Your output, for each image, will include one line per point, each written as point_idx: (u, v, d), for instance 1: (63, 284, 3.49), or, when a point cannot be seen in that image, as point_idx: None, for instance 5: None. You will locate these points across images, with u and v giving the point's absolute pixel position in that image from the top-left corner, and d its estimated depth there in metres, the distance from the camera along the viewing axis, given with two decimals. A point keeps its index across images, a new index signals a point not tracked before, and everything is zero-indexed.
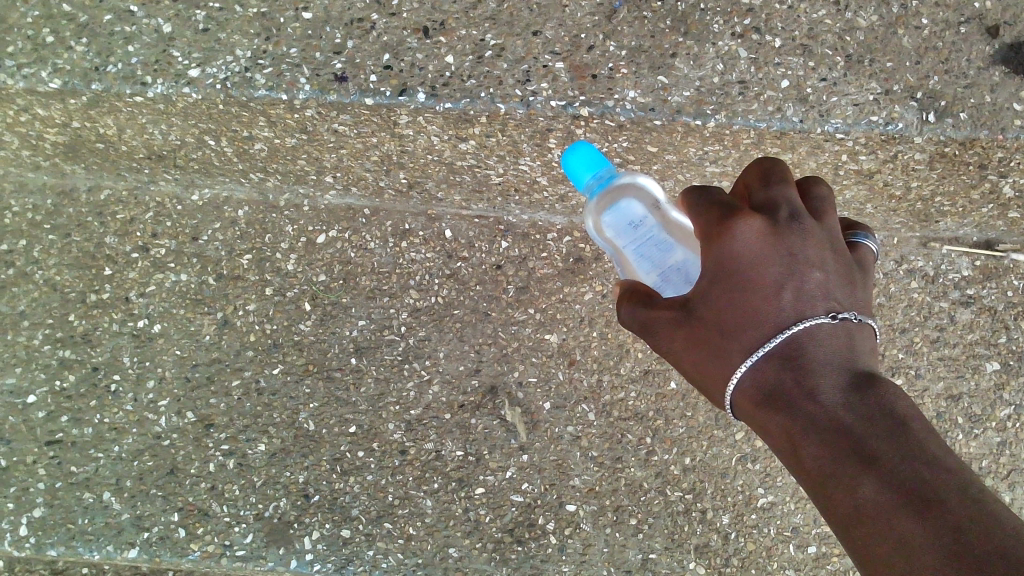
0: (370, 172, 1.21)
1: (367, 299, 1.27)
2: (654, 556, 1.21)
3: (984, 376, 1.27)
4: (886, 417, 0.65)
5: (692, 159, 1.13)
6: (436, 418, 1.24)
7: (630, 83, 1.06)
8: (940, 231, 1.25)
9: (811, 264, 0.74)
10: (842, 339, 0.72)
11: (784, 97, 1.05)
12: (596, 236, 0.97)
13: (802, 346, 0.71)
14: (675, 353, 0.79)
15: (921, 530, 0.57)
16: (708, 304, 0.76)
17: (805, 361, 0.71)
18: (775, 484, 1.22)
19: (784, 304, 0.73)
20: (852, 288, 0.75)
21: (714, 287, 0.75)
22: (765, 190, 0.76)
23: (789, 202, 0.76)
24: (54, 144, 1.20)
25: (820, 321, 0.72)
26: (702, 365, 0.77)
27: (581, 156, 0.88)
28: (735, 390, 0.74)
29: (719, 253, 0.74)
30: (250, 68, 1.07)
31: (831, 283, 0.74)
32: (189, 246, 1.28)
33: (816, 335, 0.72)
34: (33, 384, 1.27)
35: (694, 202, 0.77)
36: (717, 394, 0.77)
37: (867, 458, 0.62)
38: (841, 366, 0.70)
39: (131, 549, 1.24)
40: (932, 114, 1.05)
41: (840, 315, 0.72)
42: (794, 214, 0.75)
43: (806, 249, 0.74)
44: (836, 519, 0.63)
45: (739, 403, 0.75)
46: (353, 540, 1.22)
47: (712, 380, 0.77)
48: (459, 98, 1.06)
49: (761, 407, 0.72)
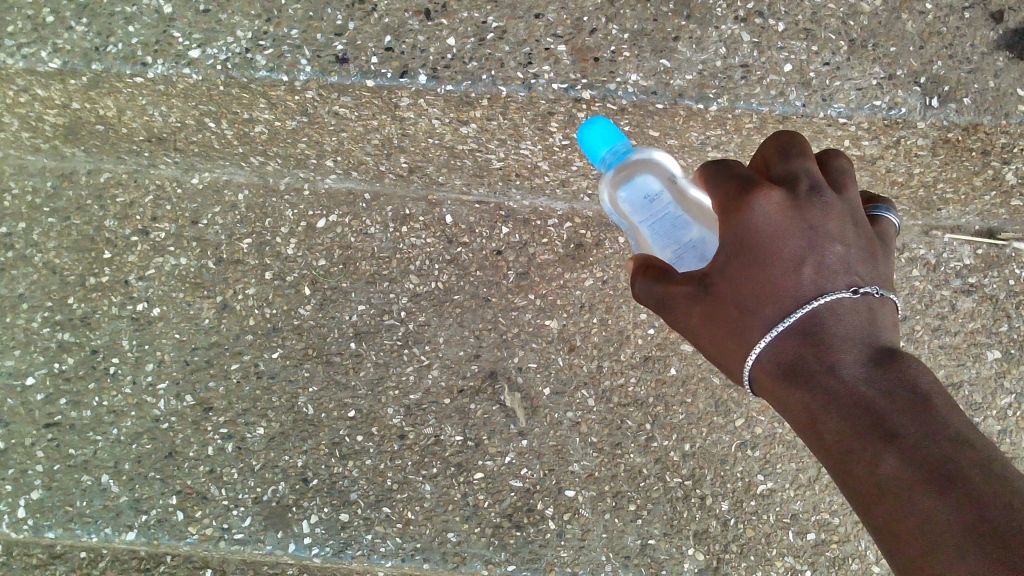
0: (370, 156, 1.21)
1: (366, 284, 1.26)
2: (653, 542, 1.20)
3: (985, 364, 1.27)
4: (908, 391, 0.65)
5: (694, 144, 1.13)
6: (436, 403, 1.23)
7: (632, 66, 1.06)
8: (942, 219, 1.25)
9: (833, 238, 0.74)
10: (862, 314, 0.72)
11: (786, 81, 1.05)
12: (611, 209, 0.97)
13: (823, 321, 0.71)
14: (692, 328, 0.79)
15: (944, 506, 0.57)
16: (726, 279, 0.76)
17: (826, 336, 0.71)
18: (775, 471, 1.22)
19: (805, 278, 0.73)
20: (872, 264, 0.75)
21: (732, 262, 0.75)
22: (785, 163, 0.76)
23: (809, 174, 0.75)
24: (54, 126, 1.20)
25: (841, 295, 0.72)
26: (720, 340, 0.77)
27: (598, 130, 0.91)
28: (754, 365, 0.74)
29: (738, 226, 0.74)
30: (250, 49, 1.06)
31: (851, 257, 0.74)
32: (188, 229, 1.28)
33: (837, 310, 0.71)
34: (32, 366, 1.27)
35: (713, 174, 0.77)
36: (734, 369, 0.77)
37: (887, 433, 0.62)
38: (861, 342, 0.70)
39: (129, 531, 1.23)
40: (935, 99, 1.05)
41: (861, 290, 0.72)
42: (815, 186, 0.75)
43: (828, 223, 0.74)
44: (855, 494, 0.64)
45: (756, 378, 0.75)
46: (351, 524, 1.21)
47: (730, 356, 0.77)
48: (460, 80, 1.06)
49: (781, 382, 0.72)
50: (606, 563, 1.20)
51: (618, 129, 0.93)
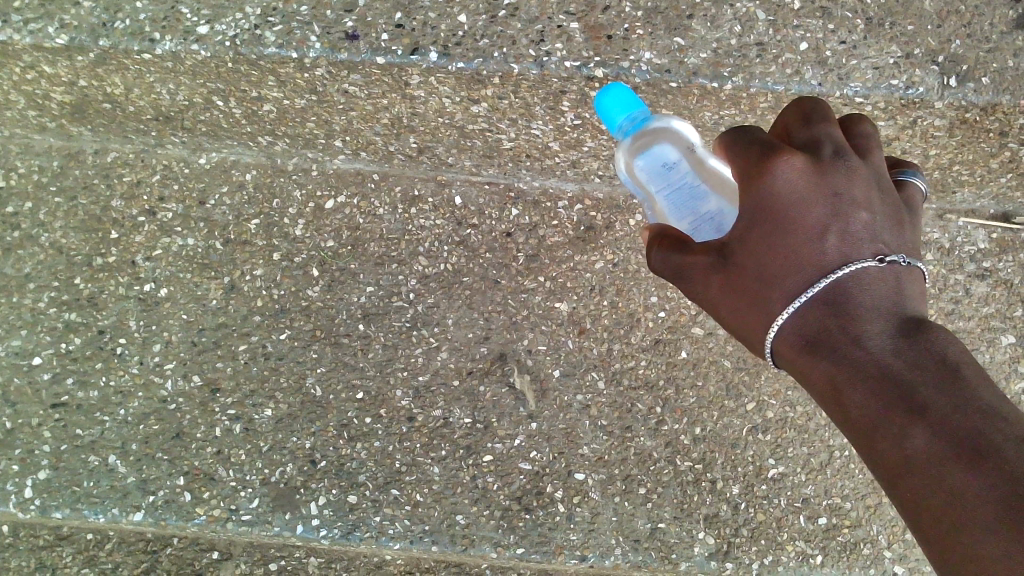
0: (380, 136, 1.20)
1: (375, 265, 1.26)
2: (663, 525, 1.19)
3: (999, 349, 1.25)
4: (936, 362, 0.64)
5: (708, 124, 1.11)
6: (444, 384, 1.23)
7: (645, 44, 1.04)
8: (956, 203, 1.23)
9: (857, 205, 0.73)
10: (888, 283, 0.71)
11: (802, 59, 1.04)
12: (626, 177, 0.96)
13: (847, 291, 0.70)
14: (710, 299, 0.78)
15: (976, 481, 0.57)
16: (746, 249, 0.75)
17: (850, 306, 0.70)
18: (786, 455, 1.21)
19: (829, 246, 0.72)
20: (899, 231, 0.74)
21: (753, 230, 0.74)
22: (807, 129, 0.76)
23: (832, 140, 0.75)
24: (61, 104, 1.19)
25: (867, 265, 0.71)
26: (740, 311, 0.76)
27: (615, 96, 0.88)
28: (776, 337, 0.73)
29: (760, 194, 0.73)
30: (259, 25, 1.05)
31: (877, 225, 0.73)
32: (196, 210, 1.28)
33: (863, 279, 0.70)
34: (39, 346, 1.26)
35: (733, 141, 0.75)
36: (755, 342, 0.76)
37: (916, 406, 0.61)
38: (887, 312, 0.69)
39: (136, 512, 1.22)
40: (953, 79, 1.03)
41: (886, 258, 0.71)
42: (839, 152, 0.74)
43: (852, 189, 0.73)
44: (882, 467, 0.63)
45: (778, 349, 0.74)
46: (359, 506, 1.20)
47: (751, 328, 0.76)
48: (472, 58, 1.05)
49: (803, 354, 0.71)
50: (615, 547, 1.19)
51: (636, 96, 0.90)
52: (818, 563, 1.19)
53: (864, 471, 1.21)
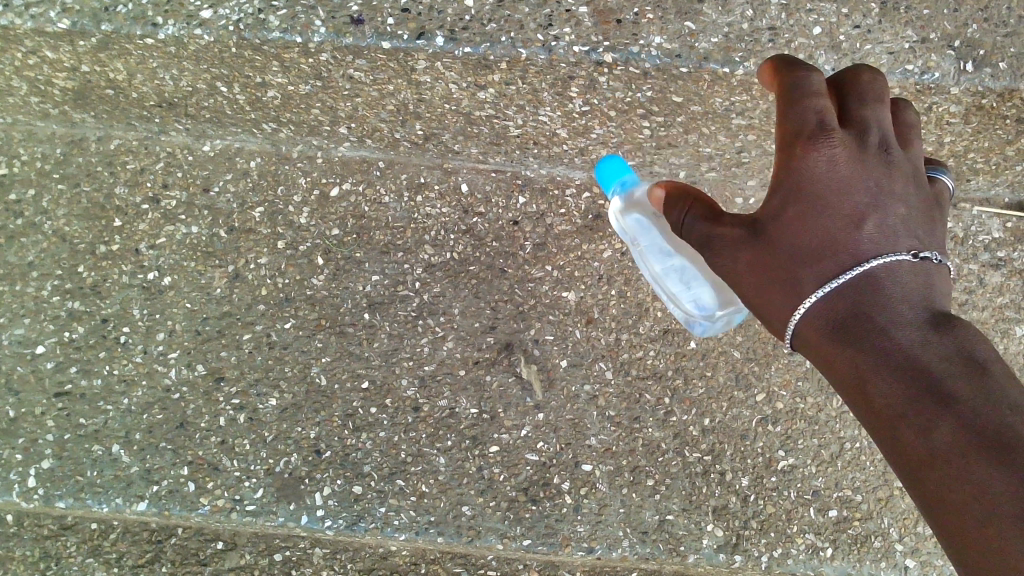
0: (385, 122, 1.18)
1: (380, 254, 1.25)
2: (671, 517, 1.17)
3: (1013, 339, 1.23)
4: (967, 358, 0.64)
5: (718, 111, 1.09)
6: (450, 374, 1.21)
7: (655, 28, 1.02)
8: (970, 190, 1.22)
9: (896, 198, 0.74)
10: (920, 278, 0.71)
11: (815, 45, 1.02)
12: None
13: (879, 281, 0.71)
14: (741, 276, 0.78)
15: (1001, 476, 0.57)
16: (783, 229, 0.75)
17: (881, 296, 0.70)
18: (796, 446, 1.19)
19: (866, 233, 0.73)
20: (931, 227, 0.75)
21: (790, 210, 0.75)
22: (856, 110, 0.76)
23: (880, 126, 0.75)
24: (63, 90, 1.18)
25: (901, 258, 0.71)
26: (769, 291, 0.77)
27: None
28: (802, 320, 0.74)
29: (801, 173, 0.73)
30: (264, 10, 1.04)
31: (912, 217, 0.74)
32: (200, 197, 1.27)
33: (895, 271, 0.71)
34: (42, 334, 1.25)
35: (777, 115, 0.76)
36: (782, 323, 0.77)
37: (945, 400, 0.62)
38: (918, 304, 0.69)
39: (140, 502, 1.20)
40: (970, 64, 1.01)
41: (920, 254, 0.72)
42: (884, 139, 0.75)
43: (892, 180, 0.74)
44: (906, 458, 0.64)
45: (804, 333, 0.75)
46: (364, 497, 1.19)
47: (778, 309, 0.77)
48: (479, 42, 1.03)
49: (831, 340, 0.72)
50: (623, 539, 1.17)
51: None
52: (828, 556, 1.17)
53: (875, 464, 1.19)
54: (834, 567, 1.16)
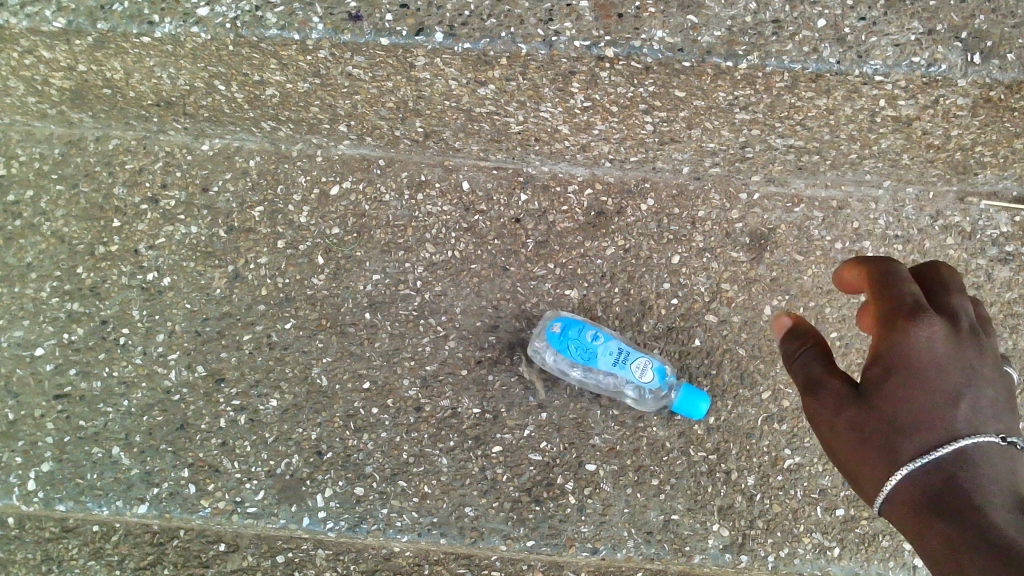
0: (385, 120, 1.17)
1: (381, 253, 1.23)
2: (676, 517, 1.16)
3: (1022, 335, 1.21)
4: None
5: (722, 105, 1.07)
6: (452, 374, 1.20)
7: (658, 22, 1.01)
8: (978, 184, 1.20)
9: (986, 382, 0.75)
10: (1011, 464, 0.70)
11: (820, 37, 1.01)
12: None
13: (972, 461, 0.70)
14: (831, 437, 0.79)
15: None
16: (883, 396, 0.76)
17: (974, 475, 0.69)
18: (802, 445, 1.17)
19: (961, 413, 0.73)
20: (1014, 416, 0.76)
21: (891, 379, 0.76)
22: (945, 295, 0.79)
23: (966, 311, 0.78)
24: (60, 90, 1.18)
25: (989, 440, 0.71)
26: (858, 449, 0.77)
27: None
28: (891, 494, 0.73)
29: (899, 344, 0.75)
30: (261, 7, 1.03)
31: (1002, 406, 0.75)
32: (199, 196, 1.26)
33: (987, 451, 0.71)
34: (41, 337, 1.24)
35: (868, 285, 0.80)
36: (868, 489, 0.76)
37: None
38: (1012, 492, 0.68)
39: (141, 504, 1.20)
40: (977, 56, 0.99)
41: (1008, 438, 0.72)
42: (973, 325, 0.77)
43: (983, 365, 0.76)
44: None
45: (893, 506, 0.73)
46: (366, 498, 1.18)
47: (869, 476, 0.76)
48: (479, 38, 1.02)
49: (924, 509, 0.69)
50: (627, 539, 1.16)
51: None
52: (836, 556, 1.16)
53: None
54: (841, 567, 1.16)
